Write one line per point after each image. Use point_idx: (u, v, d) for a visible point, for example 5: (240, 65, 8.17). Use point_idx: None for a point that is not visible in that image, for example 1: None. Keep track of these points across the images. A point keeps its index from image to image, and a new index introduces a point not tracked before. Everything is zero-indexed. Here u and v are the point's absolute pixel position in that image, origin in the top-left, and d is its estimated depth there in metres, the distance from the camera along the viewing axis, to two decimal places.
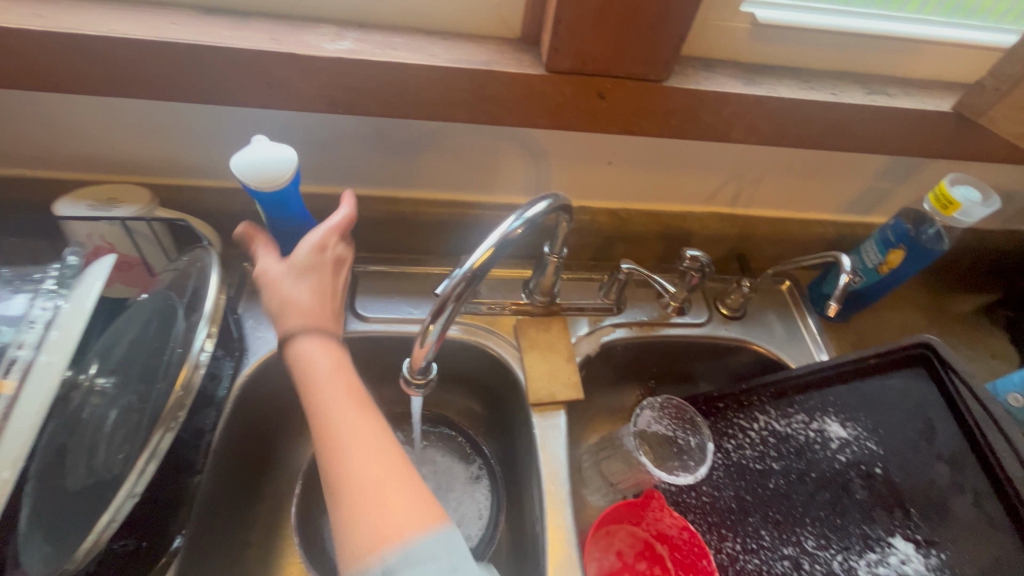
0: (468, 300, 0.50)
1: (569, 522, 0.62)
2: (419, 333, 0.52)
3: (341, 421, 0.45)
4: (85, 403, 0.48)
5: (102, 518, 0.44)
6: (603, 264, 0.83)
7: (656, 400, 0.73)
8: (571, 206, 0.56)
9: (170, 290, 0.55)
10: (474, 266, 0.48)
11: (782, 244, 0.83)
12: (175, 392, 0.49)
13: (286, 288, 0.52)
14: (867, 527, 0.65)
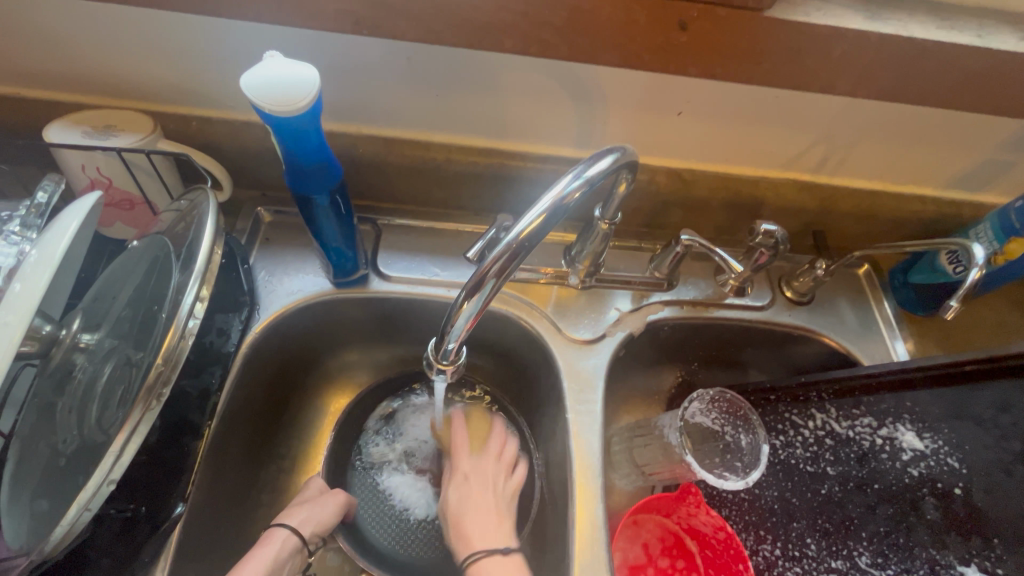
0: (513, 274, 0.42)
1: (600, 521, 0.56)
2: (452, 308, 0.44)
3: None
4: (72, 362, 0.43)
5: (69, 510, 0.35)
6: (655, 233, 0.73)
7: (705, 392, 0.66)
8: (638, 162, 0.45)
9: (163, 232, 0.47)
10: (521, 235, 0.40)
11: (867, 222, 0.71)
12: (154, 365, 0.36)
13: (466, 500, 0.60)
14: (935, 552, 0.57)
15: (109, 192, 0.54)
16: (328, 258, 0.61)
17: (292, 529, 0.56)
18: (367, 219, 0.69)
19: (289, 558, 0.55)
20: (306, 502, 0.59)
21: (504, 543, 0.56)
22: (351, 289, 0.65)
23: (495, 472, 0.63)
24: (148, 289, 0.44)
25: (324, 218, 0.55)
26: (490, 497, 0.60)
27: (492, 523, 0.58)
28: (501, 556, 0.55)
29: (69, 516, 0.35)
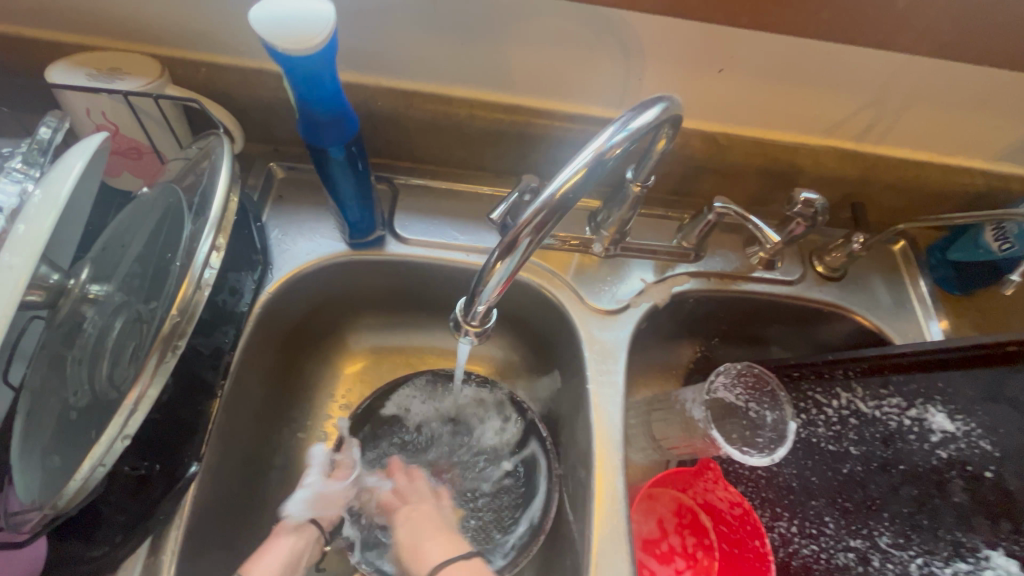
0: (548, 234, 0.40)
1: (620, 492, 0.55)
2: (483, 269, 0.42)
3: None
4: (81, 314, 0.41)
5: (82, 466, 0.34)
6: (684, 201, 0.70)
7: (732, 366, 0.63)
8: (682, 116, 0.42)
9: (174, 182, 0.45)
10: (559, 193, 0.37)
11: (909, 195, 0.67)
12: (170, 315, 0.34)
13: (412, 530, 0.56)
14: (960, 534, 0.54)
15: (115, 140, 0.51)
16: (344, 217, 0.58)
17: (308, 518, 0.57)
18: (383, 177, 0.66)
19: (307, 548, 0.56)
20: (316, 489, 0.59)
21: (459, 549, 0.54)
22: (367, 250, 0.62)
23: (430, 502, 0.60)
24: (159, 240, 0.41)
25: (341, 173, 0.52)
26: (439, 521, 0.57)
27: (440, 543, 0.54)
28: (448, 574, 0.51)
29: (84, 471, 0.34)
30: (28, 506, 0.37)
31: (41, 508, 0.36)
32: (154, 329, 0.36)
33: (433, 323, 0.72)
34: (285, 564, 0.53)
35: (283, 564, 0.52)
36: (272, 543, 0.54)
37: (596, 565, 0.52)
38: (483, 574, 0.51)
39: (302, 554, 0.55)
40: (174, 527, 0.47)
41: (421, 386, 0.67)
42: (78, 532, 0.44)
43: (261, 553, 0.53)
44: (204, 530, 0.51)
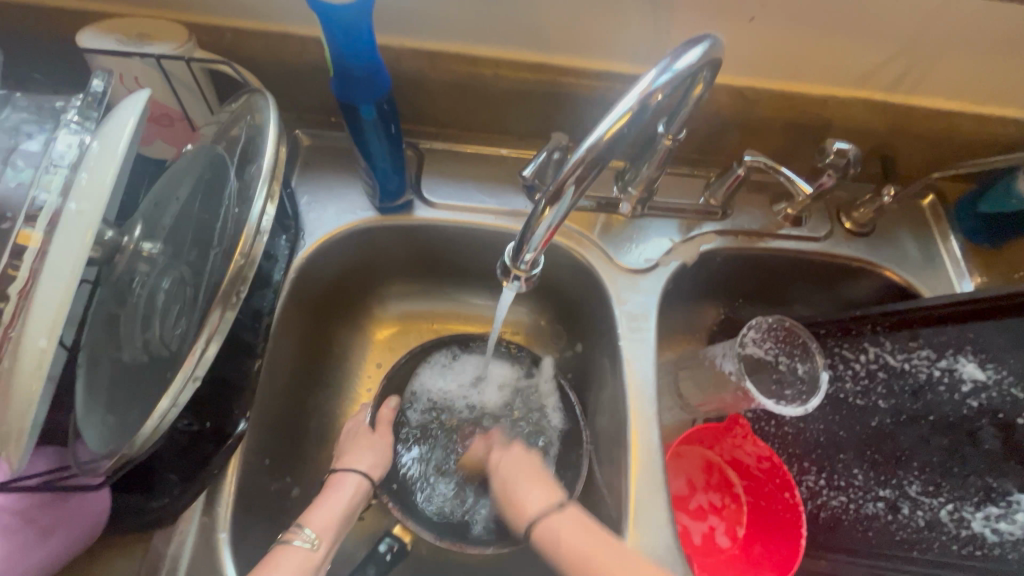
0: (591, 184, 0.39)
1: (655, 443, 0.56)
2: (530, 217, 0.42)
3: (585, 552, 0.46)
4: (133, 271, 0.42)
5: (160, 403, 0.35)
6: (710, 160, 0.70)
7: (763, 320, 0.64)
8: (722, 60, 0.42)
9: (216, 142, 0.45)
10: (605, 139, 0.37)
11: (939, 146, 0.66)
12: (233, 261, 0.35)
13: (507, 475, 0.56)
14: (991, 480, 0.56)
15: (149, 107, 0.51)
16: (374, 179, 0.58)
17: (362, 474, 0.56)
18: (409, 144, 0.66)
19: (360, 501, 0.56)
20: (362, 445, 0.59)
21: (555, 499, 0.52)
22: (396, 215, 0.63)
23: (536, 454, 0.59)
24: (202, 200, 0.42)
25: (373, 134, 0.53)
26: (536, 467, 0.56)
27: (541, 491, 0.53)
28: (547, 521, 0.50)
29: (159, 410, 0.35)
30: (97, 456, 0.39)
31: (111, 454, 0.37)
32: (213, 282, 0.37)
33: (460, 289, 0.73)
34: (340, 515, 0.53)
35: (339, 516, 0.53)
36: (327, 494, 0.55)
37: (635, 513, 0.53)
38: (576, 525, 0.48)
39: (356, 502, 0.55)
40: (227, 482, 0.48)
41: (456, 361, 0.68)
42: (136, 485, 0.45)
43: (318, 504, 0.53)
44: (252, 486, 0.53)
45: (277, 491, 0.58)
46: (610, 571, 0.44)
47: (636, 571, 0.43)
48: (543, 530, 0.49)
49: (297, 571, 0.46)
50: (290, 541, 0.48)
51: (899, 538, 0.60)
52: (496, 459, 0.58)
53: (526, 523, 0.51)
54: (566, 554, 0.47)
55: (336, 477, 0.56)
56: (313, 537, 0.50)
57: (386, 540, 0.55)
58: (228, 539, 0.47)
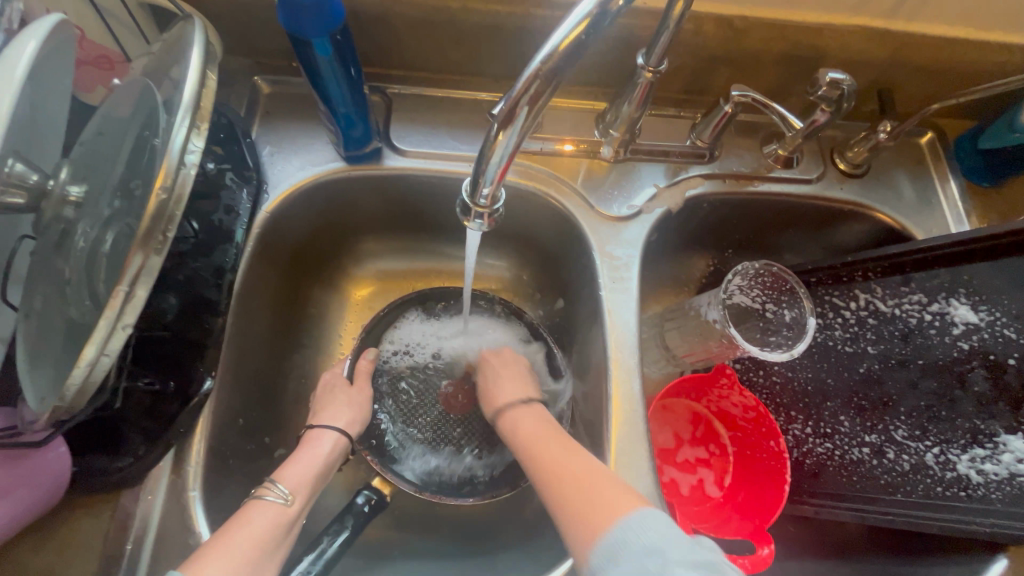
0: (549, 102, 0.34)
1: (636, 393, 0.55)
2: (482, 145, 0.36)
3: (536, 436, 0.50)
4: (60, 218, 0.39)
5: (85, 350, 0.30)
6: (697, 99, 0.66)
7: (750, 267, 0.60)
8: None
9: (149, 76, 0.40)
10: (562, 49, 0.31)
11: (941, 79, 0.62)
12: (153, 194, 0.30)
13: (493, 373, 0.59)
14: (979, 422, 0.54)
15: (82, 48, 0.47)
16: (336, 126, 0.54)
17: (338, 430, 0.55)
18: (377, 88, 0.62)
19: (337, 457, 0.55)
20: (340, 401, 0.58)
21: (526, 394, 0.56)
22: (365, 164, 0.59)
23: (522, 358, 0.61)
24: (132, 137, 0.38)
25: (330, 73, 0.49)
26: (520, 367, 0.60)
27: (515, 385, 0.57)
28: (518, 408, 0.55)
29: (87, 358, 0.30)
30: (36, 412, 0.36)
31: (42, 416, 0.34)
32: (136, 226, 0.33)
33: (438, 243, 0.70)
34: (317, 470, 0.52)
35: (315, 473, 0.52)
36: (303, 450, 0.54)
37: (616, 463, 0.52)
38: (535, 416, 0.53)
39: (333, 459, 0.54)
40: (194, 441, 0.47)
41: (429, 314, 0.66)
42: (98, 445, 0.44)
43: (293, 460, 0.52)
44: (226, 446, 0.52)
45: (257, 452, 0.57)
46: (552, 465, 0.46)
47: (569, 462, 0.46)
48: (507, 422, 0.54)
49: (272, 526, 0.46)
50: (262, 497, 0.47)
51: (882, 482, 0.59)
52: (485, 358, 0.61)
53: (497, 413, 0.56)
54: (521, 439, 0.51)
55: (312, 434, 0.55)
56: (287, 494, 0.48)
57: (364, 493, 0.55)
58: (200, 497, 0.46)
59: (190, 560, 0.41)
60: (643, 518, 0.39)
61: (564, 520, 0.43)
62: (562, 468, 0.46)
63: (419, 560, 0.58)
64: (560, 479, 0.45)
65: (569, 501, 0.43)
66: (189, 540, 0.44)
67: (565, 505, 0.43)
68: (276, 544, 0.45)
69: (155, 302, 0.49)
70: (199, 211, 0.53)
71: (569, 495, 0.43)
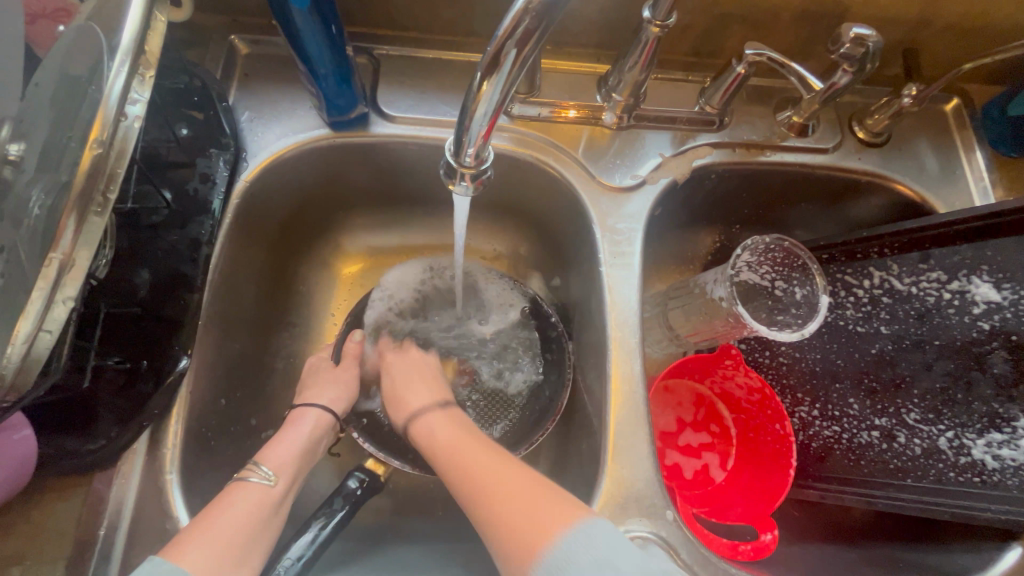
0: (541, 47, 0.30)
1: (637, 374, 0.52)
2: (465, 99, 0.33)
3: (459, 454, 0.47)
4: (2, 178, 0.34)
5: (20, 326, 0.27)
6: (706, 62, 0.61)
7: (760, 241, 0.57)
8: None
9: (94, 19, 0.35)
10: None
11: (971, 39, 0.58)
12: (90, 150, 0.28)
13: (395, 378, 0.57)
14: (997, 405, 0.51)
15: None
16: (317, 88, 0.50)
17: (324, 407, 0.53)
18: (362, 49, 0.58)
19: (324, 434, 0.53)
20: (325, 380, 0.56)
21: (440, 399, 0.54)
22: (350, 131, 0.55)
23: (431, 360, 0.59)
24: (77, 89, 0.34)
25: (306, 28, 0.45)
26: (428, 371, 0.57)
27: (424, 391, 0.54)
28: (429, 414, 0.52)
29: (23, 334, 0.27)
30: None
31: None
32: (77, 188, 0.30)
33: (431, 216, 0.67)
34: (302, 449, 0.50)
35: (300, 452, 0.50)
36: (288, 431, 0.52)
37: (614, 446, 0.50)
38: (447, 423, 0.51)
39: (320, 437, 0.53)
40: (173, 421, 0.45)
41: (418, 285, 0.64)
42: (69, 427, 0.41)
43: (277, 440, 0.50)
44: (207, 427, 0.49)
45: (244, 432, 0.55)
46: (481, 480, 0.43)
47: (501, 478, 0.43)
48: (420, 426, 0.51)
49: (254, 506, 0.44)
50: (246, 479, 0.45)
51: (891, 466, 0.57)
52: (389, 360, 0.59)
53: (406, 419, 0.53)
54: (438, 448, 0.48)
55: (298, 413, 0.53)
56: (271, 474, 0.46)
57: (357, 476, 0.53)
58: (178, 480, 0.44)
59: (172, 544, 0.39)
60: (584, 528, 0.38)
61: (501, 545, 0.40)
62: (484, 480, 0.43)
63: (412, 542, 0.56)
64: (495, 497, 0.42)
65: (503, 521, 0.40)
66: (166, 525, 0.42)
67: (501, 529, 0.40)
68: (263, 526, 0.43)
69: (127, 276, 0.46)
70: (171, 181, 0.50)
71: (503, 514, 0.41)
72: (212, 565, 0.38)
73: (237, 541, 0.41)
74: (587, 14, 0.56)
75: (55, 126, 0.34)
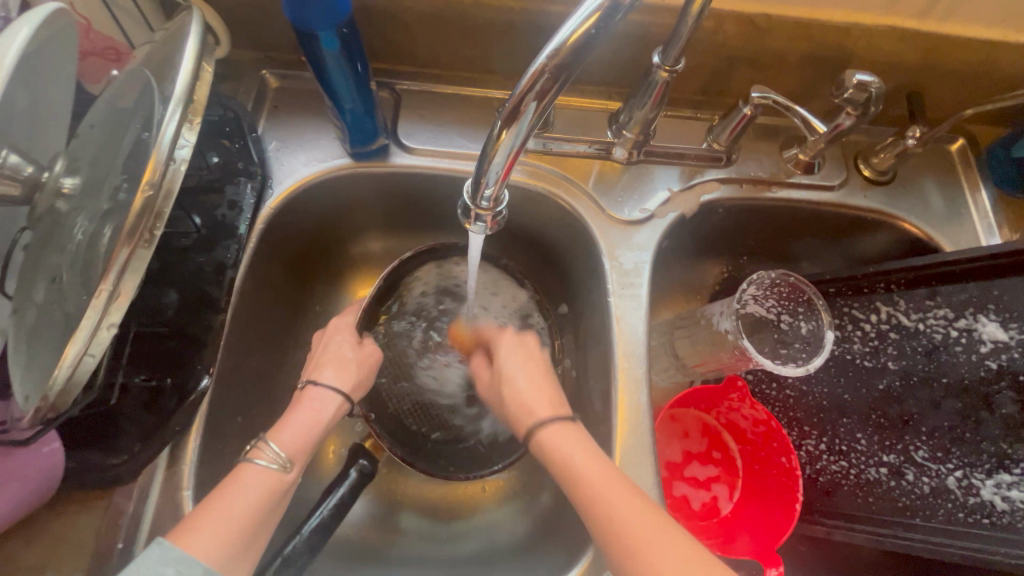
0: (558, 99, 0.32)
1: (644, 405, 0.53)
2: (484, 143, 0.34)
3: (593, 475, 0.43)
4: (54, 210, 0.37)
5: (68, 350, 0.30)
6: (714, 100, 0.64)
7: (766, 276, 0.58)
8: None
9: (144, 65, 0.38)
10: (569, 43, 0.29)
11: (973, 83, 0.60)
12: (140, 192, 0.30)
13: (510, 359, 0.53)
14: (1005, 446, 0.51)
15: (88, 38, 0.46)
16: (342, 122, 0.53)
17: (331, 387, 0.51)
18: (385, 84, 0.61)
19: (334, 417, 0.51)
20: None
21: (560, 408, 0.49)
22: (372, 161, 0.58)
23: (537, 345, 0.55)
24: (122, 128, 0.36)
25: (336, 67, 0.47)
26: (537, 357, 0.53)
27: (542, 390, 0.50)
28: (555, 429, 0.47)
29: (71, 357, 0.30)
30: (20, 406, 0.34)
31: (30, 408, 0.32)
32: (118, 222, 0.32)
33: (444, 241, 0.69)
34: (309, 432, 0.49)
35: (307, 436, 0.48)
36: (304, 410, 0.50)
37: None
38: (574, 442, 0.46)
39: (327, 418, 0.51)
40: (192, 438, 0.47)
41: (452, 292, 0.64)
42: (94, 441, 0.43)
43: (289, 418, 0.49)
44: (223, 445, 0.51)
45: None
46: (617, 519, 0.40)
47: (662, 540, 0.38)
48: (545, 441, 0.47)
49: (258, 492, 0.43)
50: (254, 460, 0.44)
51: (900, 504, 0.57)
52: (498, 344, 0.55)
53: (535, 425, 0.48)
54: (559, 463, 0.45)
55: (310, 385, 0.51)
56: (279, 456, 0.45)
57: (358, 464, 0.54)
58: (194, 495, 0.46)
59: (178, 527, 0.39)
60: None
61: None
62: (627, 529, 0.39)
63: (416, 566, 0.56)
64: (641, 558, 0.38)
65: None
66: None
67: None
68: (267, 510, 0.43)
69: (156, 298, 0.48)
70: (202, 206, 0.52)
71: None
72: (221, 551, 0.38)
73: (239, 533, 0.40)
74: (600, 55, 0.58)
75: (102, 162, 0.36)
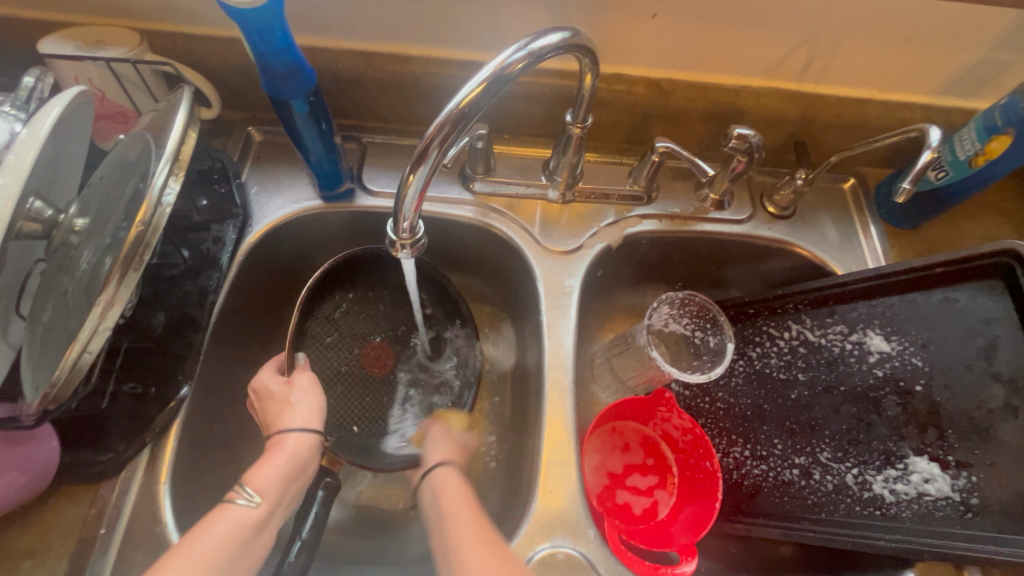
0: (455, 147, 0.42)
1: (569, 412, 0.61)
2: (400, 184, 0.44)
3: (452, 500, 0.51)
4: (66, 242, 0.45)
5: (71, 349, 0.39)
6: (638, 148, 0.74)
7: (674, 296, 0.68)
8: (590, 44, 0.46)
9: (145, 129, 0.48)
10: (462, 104, 0.40)
11: (852, 133, 0.70)
12: (135, 227, 0.39)
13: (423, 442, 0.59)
14: (892, 444, 0.58)
15: (102, 105, 0.58)
16: (311, 169, 0.63)
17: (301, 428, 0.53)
18: (353, 138, 0.72)
19: (310, 457, 0.53)
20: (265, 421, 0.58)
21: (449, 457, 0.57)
22: (339, 202, 0.68)
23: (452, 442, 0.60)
24: (122, 179, 0.46)
25: (304, 126, 0.57)
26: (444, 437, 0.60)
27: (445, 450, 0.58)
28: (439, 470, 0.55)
29: (73, 354, 0.39)
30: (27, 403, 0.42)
31: (37, 398, 0.40)
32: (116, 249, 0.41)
33: None
34: (284, 472, 0.50)
35: (282, 475, 0.50)
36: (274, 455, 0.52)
37: (544, 473, 0.58)
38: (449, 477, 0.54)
39: (305, 457, 0.52)
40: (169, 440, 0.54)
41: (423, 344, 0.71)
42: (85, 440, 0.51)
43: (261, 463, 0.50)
44: (199, 449, 0.58)
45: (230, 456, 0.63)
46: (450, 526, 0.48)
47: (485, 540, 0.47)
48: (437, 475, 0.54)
49: (235, 530, 0.44)
50: (232, 501, 0.46)
51: (809, 502, 0.60)
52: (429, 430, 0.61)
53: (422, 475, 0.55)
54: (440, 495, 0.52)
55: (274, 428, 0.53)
56: (254, 495, 0.47)
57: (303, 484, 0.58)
58: (168, 491, 0.52)
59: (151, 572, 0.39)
60: None
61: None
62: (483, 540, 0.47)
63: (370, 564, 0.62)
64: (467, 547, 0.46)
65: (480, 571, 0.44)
66: (156, 530, 0.50)
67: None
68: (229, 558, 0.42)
69: (145, 319, 0.56)
70: (190, 241, 0.61)
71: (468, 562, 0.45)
72: None
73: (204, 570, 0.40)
74: (534, 112, 0.69)
75: (106, 205, 0.45)
